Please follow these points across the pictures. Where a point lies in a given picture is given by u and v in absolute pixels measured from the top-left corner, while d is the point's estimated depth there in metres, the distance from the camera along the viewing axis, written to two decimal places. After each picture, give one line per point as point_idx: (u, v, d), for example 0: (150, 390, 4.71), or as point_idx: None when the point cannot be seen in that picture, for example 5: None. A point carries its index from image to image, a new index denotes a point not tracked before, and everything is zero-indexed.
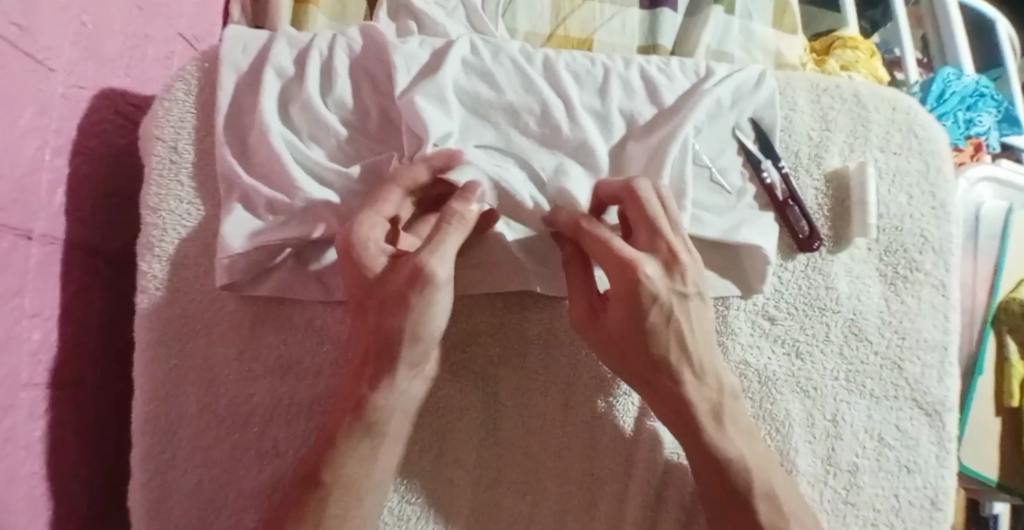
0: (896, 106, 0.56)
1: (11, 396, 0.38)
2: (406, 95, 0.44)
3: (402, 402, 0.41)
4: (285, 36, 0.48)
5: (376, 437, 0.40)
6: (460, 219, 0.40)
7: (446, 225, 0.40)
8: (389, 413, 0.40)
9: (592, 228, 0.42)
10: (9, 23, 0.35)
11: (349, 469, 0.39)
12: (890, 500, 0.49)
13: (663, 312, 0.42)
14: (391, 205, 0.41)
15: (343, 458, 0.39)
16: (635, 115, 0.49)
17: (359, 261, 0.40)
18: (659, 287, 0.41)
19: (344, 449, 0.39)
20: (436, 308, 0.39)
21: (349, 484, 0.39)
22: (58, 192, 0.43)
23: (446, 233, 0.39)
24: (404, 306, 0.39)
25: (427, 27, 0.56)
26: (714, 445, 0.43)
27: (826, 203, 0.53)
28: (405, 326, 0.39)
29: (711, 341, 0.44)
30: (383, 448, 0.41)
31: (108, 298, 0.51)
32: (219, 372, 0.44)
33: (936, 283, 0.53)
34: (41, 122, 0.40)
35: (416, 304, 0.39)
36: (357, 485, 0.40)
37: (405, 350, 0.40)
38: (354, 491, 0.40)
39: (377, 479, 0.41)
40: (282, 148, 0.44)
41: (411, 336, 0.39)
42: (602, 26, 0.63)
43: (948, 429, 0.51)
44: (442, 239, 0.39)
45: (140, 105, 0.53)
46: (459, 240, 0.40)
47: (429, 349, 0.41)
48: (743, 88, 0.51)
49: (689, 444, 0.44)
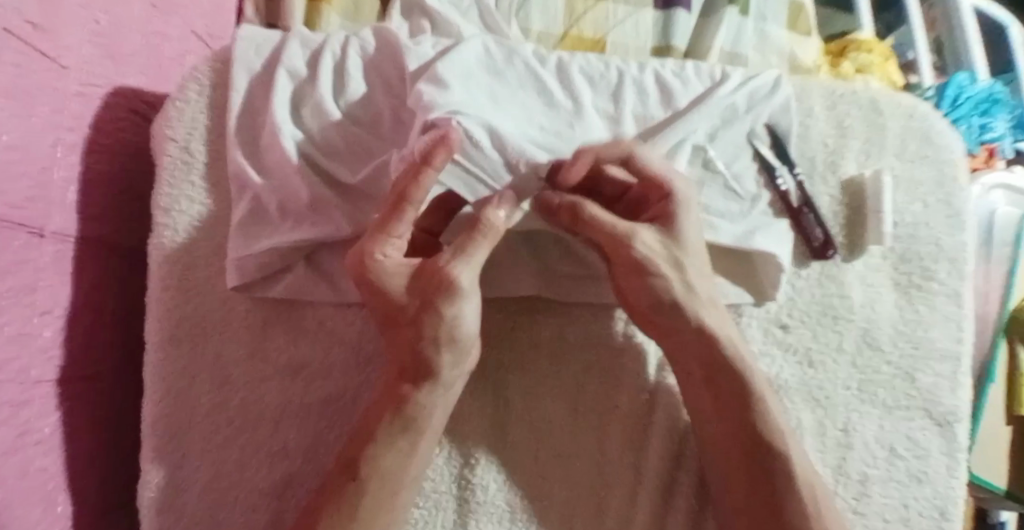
0: (913, 114, 0.55)
1: (23, 393, 0.38)
2: (413, 90, 0.44)
3: (437, 403, 0.41)
4: (299, 37, 0.48)
5: (404, 439, 0.40)
6: (493, 235, 0.40)
7: (478, 237, 0.39)
8: (426, 410, 0.41)
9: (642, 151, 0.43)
10: (24, 20, 0.35)
11: (375, 469, 0.39)
12: (900, 510, 0.48)
13: (698, 273, 0.44)
14: (404, 225, 0.40)
15: (376, 456, 0.39)
16: (648, 119, 0.49)
17: (375, 283, 0.40)
18: (686, 227, 0.43)
19: (370, 451, 0.40)
20: (467, 314, 0.40)
21: (376, 486, 0.39)
22: (72, 190, 0.43)
23: (474, 246, 0.39)
24: (438, 314, 0.39)
25: (440, 26, 0.56)
26: (734, 436, 0.44)
27: (841, 211, 0.53)
28: (442, 331, 0.40)
29: (716, 308, 0.45)
30: (420, 449, 0.41)
31: (121, 296, 0.51)
32: (231, 372, 0.44)
33: (950, 292, 0.52)
34: (55, 119, 0.40)
35: (447, 313, 0.39)
36: (390, 482, 0.40)
37: (445, 355, 0.40)
38: (386, 484, 0.40)
39: (411, 476, 0.41)
40: (293, 149, 0.43)
41: (448, 339, 0.40)
42: (616, 26, 0.62)
43: (959, 439, 0.50)
44: (471, 253, 0.39)
45: (153, 103, 0.53)
46: (488, 250, 0.40)
47: (467, 347, 0.41)
48: (757, 93, 0.50)
49: (709, 436, 0.45)
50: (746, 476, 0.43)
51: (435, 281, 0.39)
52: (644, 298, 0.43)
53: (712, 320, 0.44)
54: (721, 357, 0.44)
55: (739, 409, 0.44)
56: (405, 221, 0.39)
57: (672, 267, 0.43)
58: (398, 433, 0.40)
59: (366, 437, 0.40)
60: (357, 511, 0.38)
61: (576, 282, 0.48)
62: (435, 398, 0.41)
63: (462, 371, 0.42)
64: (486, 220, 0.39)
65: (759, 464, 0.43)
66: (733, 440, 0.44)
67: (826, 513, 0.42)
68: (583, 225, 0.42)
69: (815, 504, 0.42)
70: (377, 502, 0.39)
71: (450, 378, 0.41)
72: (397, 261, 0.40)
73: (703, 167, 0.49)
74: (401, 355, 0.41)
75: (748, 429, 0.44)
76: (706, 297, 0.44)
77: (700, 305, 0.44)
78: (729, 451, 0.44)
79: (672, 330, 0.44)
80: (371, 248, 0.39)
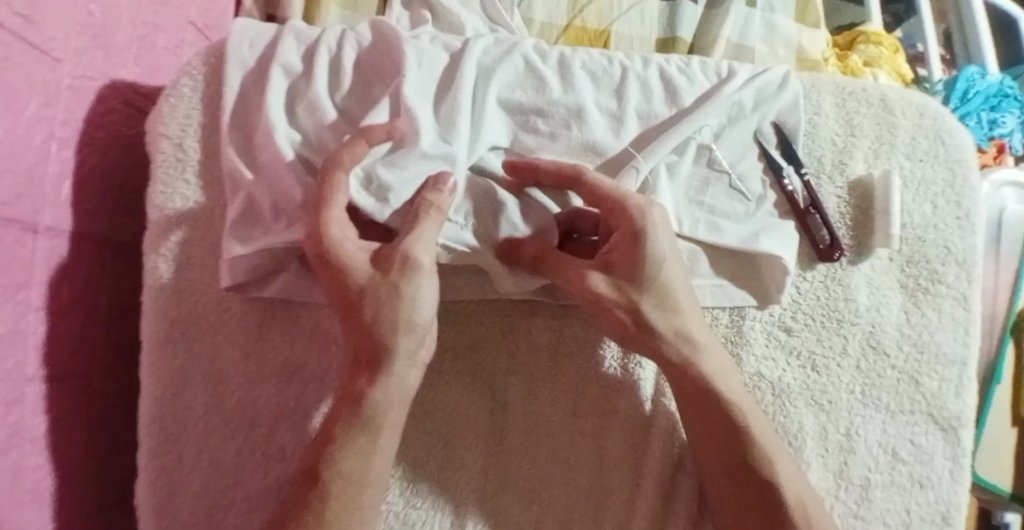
0: (922, 111, 0.54)
1: (15, 391, 0.38)
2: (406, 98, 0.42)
3: (395, 396, 0.39)
4: (294, 31, 0.47)
5: (364, 438, 0.38)
6: (438, 211, 0.39)
7: (421, 216, 0.39)
8: (386, 407, 0.39)
9: (589, 183, 0.41)
10: (13, 13, 0.35)
11: (340, 472, 0.38)
12: (902, 515, 0.48)
13: (663, 306, 0.42)
14: (343, 196, 0.39)
15: (339, 458, 0.38)
16: (652, 117, 0.47)
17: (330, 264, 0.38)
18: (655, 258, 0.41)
19: (334, 454, 0.38)
20: (427, 293, 0.39)
21: (352, 488, 0.38)
22: (65, 184, 0.42)
23: (424, 224, 0.39)
24: (400, 295, 0.38)
25: (440, 18, 0.55)
26: (728, 441, 0.43)
27: (849, 211, 0.51)
28: (400, 315, 0.38)
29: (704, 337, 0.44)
30: (384, 441, 0.39)
31: (117, 292, 0.50)
32: (227, 373, 0.44)
33: (958, 296, 0.52)
34: (47, 114, 0.39)
35: (407, 293, 0.38)
36: (360, 479, 0.38)
37: (404, 340, 0.39)
38: (356, 481, 0.38)
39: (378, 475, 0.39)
40: (285, 147, 0.42)
41: (406, 324, 0.39)
42: (620, 16, 0.61)
43: (964, 444, 0.49)
44: (423, 229, 0.38)
45: (150, 96, 0.52)
46: (436, 227, 0.39)
47: (426, 335, 0.40)
48: (766, 90, 0.50)
49: (706, 445, 0.44)
50: (745, 482, 0.43)
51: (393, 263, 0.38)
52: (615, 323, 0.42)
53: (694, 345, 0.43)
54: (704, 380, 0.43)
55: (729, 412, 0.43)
56: (342, 188, 0.38)
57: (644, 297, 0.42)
58: (370, 434, 0.39)
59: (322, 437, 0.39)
60: (326, 514, 0.37)
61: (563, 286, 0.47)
62: (381, 391, 0.39)
63: (419, 361, 0.40)
64: (435, 204, 0.39)
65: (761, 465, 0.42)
66: (722, 444, 0.43)
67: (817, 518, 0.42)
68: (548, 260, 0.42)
69: (805, 512, 0.42)
70: (346, 502, 0.38)
71: (404, 368, 0.39)
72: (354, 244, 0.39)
73: (708, 166, 0.48)
74: (357, 346, 0.39)
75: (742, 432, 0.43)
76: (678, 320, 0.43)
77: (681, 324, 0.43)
78: (722, 446, 0.43)
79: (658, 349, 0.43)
80: (323, 230, 0.38)
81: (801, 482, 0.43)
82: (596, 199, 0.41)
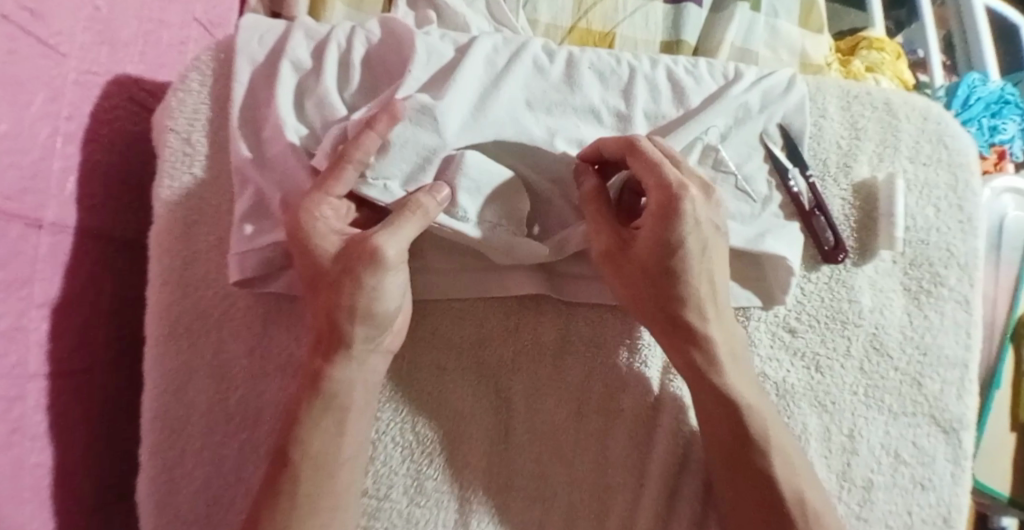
0: (927, 115, 0.54)
1: (17, 387, 0.37)
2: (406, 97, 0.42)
3: (358, 378, 0.40)
4: (303, 27, 0.47)
5: (327, 420, 0.39)
6: (424, 213, 0.39)
7: (404, 211, 0.39)
8: (344, 385, 0.39)
9: (645, 150, 0.41)
10: (20, 7, 0.35)
11: (306, 454, 0.38)
12: (904, 516, 0.48)
13: (701, 276, 0.42)
14: (343, 185, 0.39)
15: (307, 440, 0.38)
16: (658, 117, 0.48)
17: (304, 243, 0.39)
18: (691, 236, 0.41)
19: (313, 443, 0.38)
20: (387, 290, 0.39)
21: (334, 475, 0.39)
22: (70, 180, 0.42)
23: (405, 220, 0.39)
24: (359, 284, 0.39)
25: (446, 17, 0.55)
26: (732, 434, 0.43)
27: (853, 214, 0.52)
28: (359, 301, 0.39)
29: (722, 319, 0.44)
30: (351, 427, 0.40)
31: (120, 288, 0.50)
32: (231, 369, 0.44)
33: (960, 299, 0.52)
34: (52, 108, 0.39)
35: (367, 283, 0.39)
36: (328, 461, 0.39)
37: (360, 329, 0.39)
38: (321, 464, 0.38)
39: (350, 454, 0.40)
40: (294, 139, 0.42)
41: (365, 313, 0.39)
42: (625, 19, 0.61)
43: (965, 447, 0.50)
44: (398, 224, 0.39)
45: (154, 92, 0.52)
46: (419, 228, 0.39)
47: (387, 323, 0.41)
48: (771, 92, 0.50)
49: (709, 437, 0.44)
50: (746, 469, 0.43)
51: (355, 250, 0.39)
52: (639, 291, 0.43)
53: (718, 328, 0.43)
54: (714, 361, 0.43)
55: (727, 406, 0.43)
56: (347, 179, 0.39)
57: (670, 271, 0.42)
58: (337, 414, 0.39)
59: (314, 430, 0.38)
60: (296, 500, 0.37)
61: (563, 278, 0.47)
62: (346, 375, 0.39)
63: (379, 345, 0.41)
64: (417, 203, 0.39)
65: (762, 452, 0.43)
66: (729, 435, 0.43)
67: (812, 507, 0.42)
68: (598, 222, 0.43)
69: (804, 507, 0.42)
70: (319, 491, 0.38)
71: (363, 352, 0.40)
72: (331, 226, 0.40)
73: (714, 167, 0.48)
74: (344, 334, 0.39)
75: (738, 427, 0.43)
76: (705, 288, 0.42)
77: (702, 300, 0.43)
78: (729, 436, 0.43)
79: (673, 331, 0.43)
80: (307, 207, 0.39)
81: (801, 472, 0.43)
82: (646, 173, 0.41)
